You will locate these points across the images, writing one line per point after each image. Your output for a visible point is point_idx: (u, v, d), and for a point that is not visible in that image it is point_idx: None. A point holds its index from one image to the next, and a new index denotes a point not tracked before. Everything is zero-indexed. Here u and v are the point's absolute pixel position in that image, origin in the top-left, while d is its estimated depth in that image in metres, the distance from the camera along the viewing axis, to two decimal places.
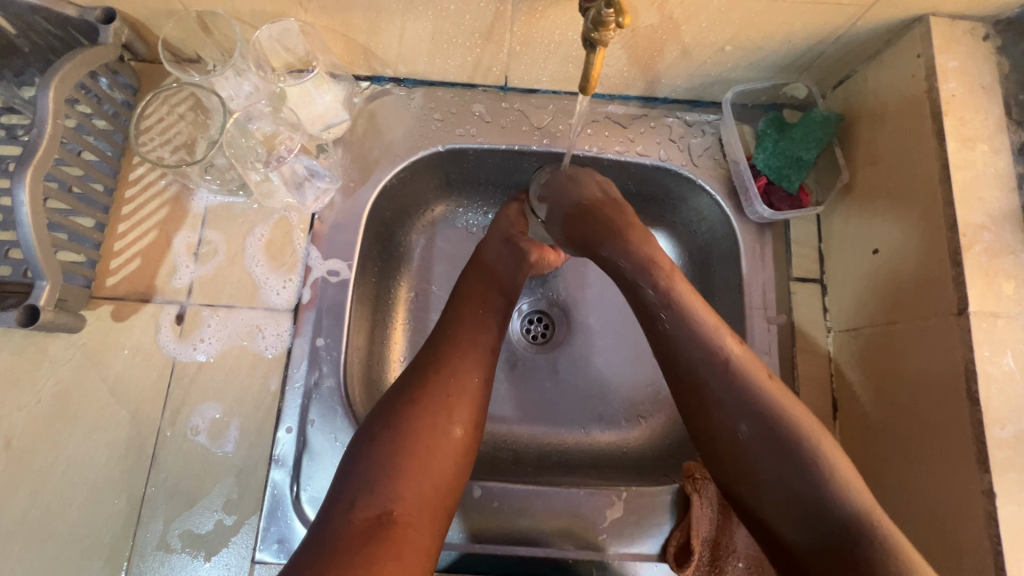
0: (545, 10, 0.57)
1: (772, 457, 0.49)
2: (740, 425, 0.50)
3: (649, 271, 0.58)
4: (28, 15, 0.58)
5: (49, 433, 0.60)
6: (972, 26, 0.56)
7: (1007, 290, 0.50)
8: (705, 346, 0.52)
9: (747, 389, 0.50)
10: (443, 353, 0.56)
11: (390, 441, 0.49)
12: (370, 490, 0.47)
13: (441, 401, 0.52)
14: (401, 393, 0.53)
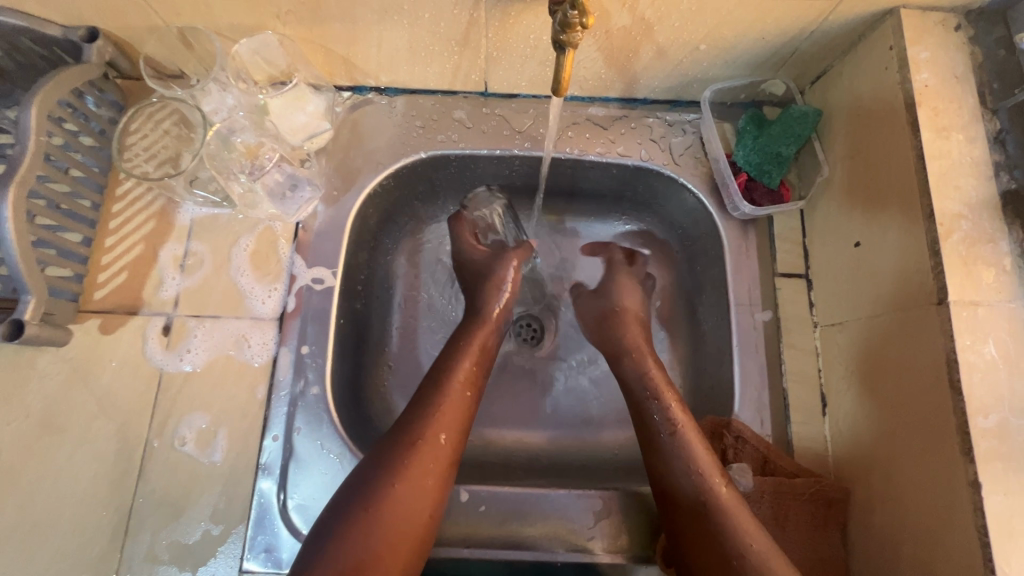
0: (518, 15, 0.58)
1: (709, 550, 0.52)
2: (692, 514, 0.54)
3: (653, 388, 0.62)
4: (14, 36, 0.60)
5: (36, 448, 0.60)
6: (943, 17, 0.57)
7: (987, 278, 0.50)
8: (686, 454, 0.57)
9: (719, 504, 0.54)
10: (419, 424, 0.55)
11: (366, 524, 0.49)
12: (338, 574, 0.47)
13: (416, 478, 0.52)
14: (377, 463, 0.53)
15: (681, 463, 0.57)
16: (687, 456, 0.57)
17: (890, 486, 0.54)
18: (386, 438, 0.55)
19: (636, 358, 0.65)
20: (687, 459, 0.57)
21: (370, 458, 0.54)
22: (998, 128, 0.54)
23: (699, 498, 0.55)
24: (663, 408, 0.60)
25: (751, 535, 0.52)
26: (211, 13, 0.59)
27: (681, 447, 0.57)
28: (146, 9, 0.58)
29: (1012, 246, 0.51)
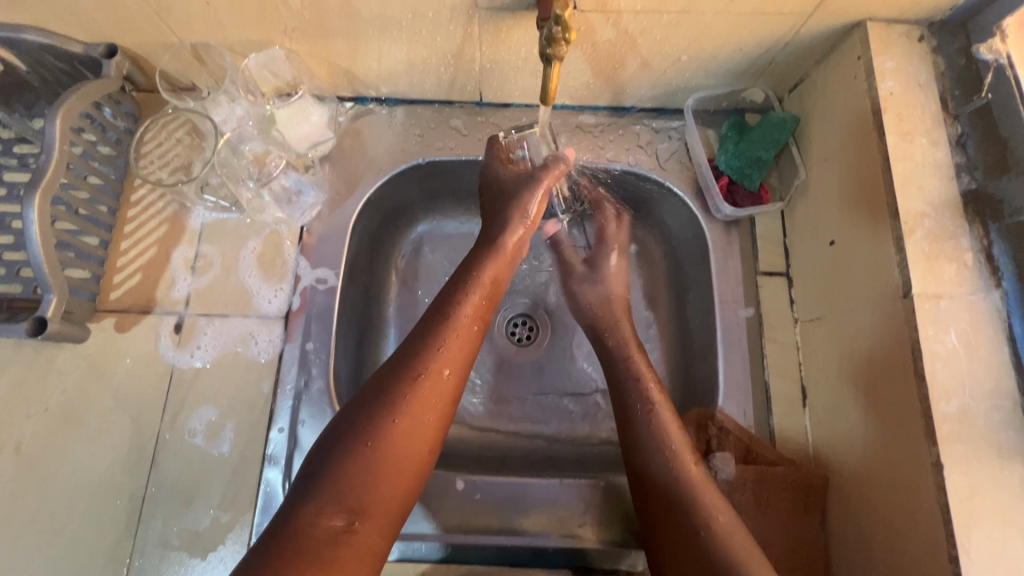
0: (509, 29, 0.62)
1: (667, 517, 0.55)
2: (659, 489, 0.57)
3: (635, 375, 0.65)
4: (38, 53, 0.64)
5: (55, 440, 0.64)
6: (907, 29, 0.60)
7: (948, 272, 0.53)
8: (659, 432, 0.60)
9: (686, 473, 0.57)
10: (422, 359, 0.54)
11: (366, 454, 0.49)
12: (337, 501, 0.46)
13: (415, 413, 0.52)
14: (375, 396, 0.52)
15: (653, 441, 0.59)
16: (661, 431, 0.60)
17: (863, 471, 0.57)
18: (385, 372, 0.54)
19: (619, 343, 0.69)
20: (659, 435, 0.60)
21: (368, 391, 0.53)
22: (959, 132, 0.57)
23: (665, 471, 0.57)
24: (646, 390, 0.64)
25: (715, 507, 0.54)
26: (223, 30, 0.63)
27: (656, 422, 0.60)
28: (163, 26, 0.63)
29: (972, 242, 0.54)
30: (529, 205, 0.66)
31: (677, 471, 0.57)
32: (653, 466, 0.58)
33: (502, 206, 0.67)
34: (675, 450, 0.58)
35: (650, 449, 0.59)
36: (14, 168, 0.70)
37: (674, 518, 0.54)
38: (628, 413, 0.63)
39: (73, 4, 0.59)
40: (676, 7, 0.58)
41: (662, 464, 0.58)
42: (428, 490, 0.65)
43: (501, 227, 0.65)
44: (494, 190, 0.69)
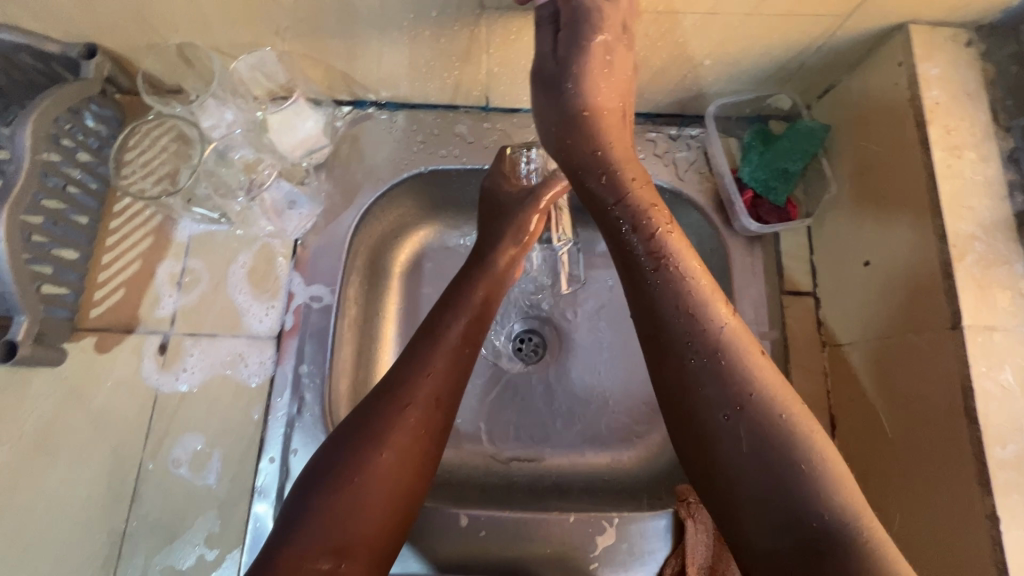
0: (520, 31, 0.57)
1: (744, 458, 0.44)
2: (719, 411, 0.45)
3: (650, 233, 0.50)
4: (12, 54, 0.59)
5: (28, 471, 0.59)
6: (953, 33, 0.56)
7: (1002, 302, 0.48)
8: (699, 314, 0.47)
9: (764, 421, 0.44)
10: (410, 384, 0.49)
11: (350, 490, 0.45)
12: (321, 542, 0.43)
13: (405, 444, 0.47)
14: (360, 426, 0.47)
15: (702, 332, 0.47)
16: (679, 282, 0.48)
17: (902, 514, 0.53)
18: (372, 395, 0.49)
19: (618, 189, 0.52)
20: (676, 295, 0.48)
21: (353, 418, 0.48)
22: (1011, 146, 0.53)
23: (732, 389, 0.45)
24: (658, 240, 0.50)
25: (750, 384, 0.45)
26: (210, 29, 0.58)
27: (667, 282, 0.48)
28: (144, 25, 0.58)
29: None
30: (526, 225, 0.63)
31: (748, 403, 0.45)
32: (706, 387, 0.46)
33: (498, 223, 0.63)
34: (724, 331, 0.47)
35: (702, 367, 0.46)
36: None
37: (736, 489, 0.44)
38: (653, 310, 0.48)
39: (45, 2, 0.54)
40: (703, 8, 0.53)
41: (730, 399, 0.45)
42: (429, 525, 0.61)
43: (495, 245, 0.61)
44: (491, 204, 0.65)
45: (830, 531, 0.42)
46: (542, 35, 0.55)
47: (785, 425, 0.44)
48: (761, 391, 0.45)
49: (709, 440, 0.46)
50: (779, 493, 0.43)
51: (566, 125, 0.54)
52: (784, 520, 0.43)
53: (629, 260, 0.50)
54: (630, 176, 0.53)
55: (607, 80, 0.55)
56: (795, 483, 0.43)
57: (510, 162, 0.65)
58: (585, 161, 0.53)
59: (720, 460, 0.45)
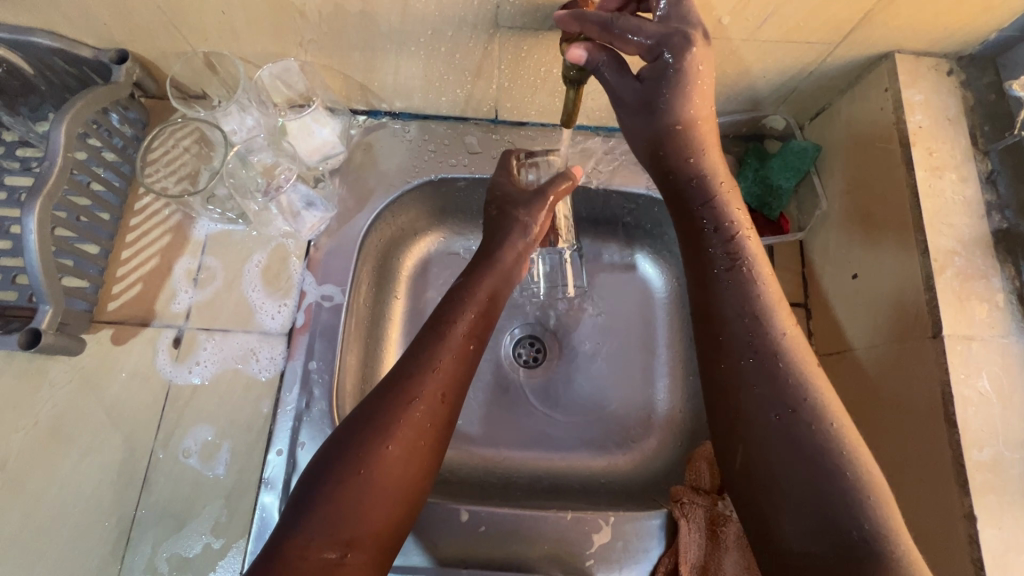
0: (531, 49, 0.61)
1: (783, 461, 0.46)
2: (771, 412, 0.48)
3: (734, 253, 0.53)
4: (48, 57, 0.63)
5: (42, 456, 0.61)
6: (935, 62, 0.60)
7: (980, 313, 0.51)
8: (762, 314, 0.51)
9: (808, 430, 0.46)
10: (417, 379, 0.51)
11: (358, 481, 0.46)
12: (328, 532, 0.45)
13: (412, 437, 0.49)
14: (367, 419, 0.49)
15: (758, 342, 0.50)
16: (746, 288, 0.52)
17: None
18: (379, 390, 0.51)
19: (710, 203, 0.55)
20: (743, 300, 0.52)
21: (360, 412, 0.50)
22: (989, 169, 0.56)
23: (784, 393, 0.48)
24: (737, 247, 0.53)
25: (805, 354, 0.50)
26: (239, 40, 0.62)
27: (739, 284, 0.52)
28: (176, 34, 0.61)
29: (1004, 283, 0.52)
30: (535, 219, 0.63)
31: (797, 414, 0.47)
32: (756, 388, 0.49)
33: (508, 220, 0.63)
34: (785, 339, 0.50)
35: (755, 370, 0.49)
36: (15, 172, 0.68)
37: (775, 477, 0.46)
38: (718, 308, 0.52)
39: (85, 9, 0.58)
40: (702, 33, 0.57)
41: (785, 401, 0.48)
42: (430, 519, 0.62)
43: (503, 242, 0.62)
44: (501, 202, 0.65)
45: (868, 543, 0.43)
46: (604, 76, 0.54)
47: (833, 437, 0.46)
48: (814, 396, 0.48)
49: (755, 447, 0.48)
50: (820, 492, 0.45)
51: (658, 141, 0.55)
52: (779, 467, 0.46)
53: (704, 260, 0.54)
54: (720, 180, 0.56)
55: (702, 94, 0.53)
56: (837, 485, 0.45)
57: (516, 167, 0.68)
58: (677, 166, 0.56)
59: (757, 461, 0.47)
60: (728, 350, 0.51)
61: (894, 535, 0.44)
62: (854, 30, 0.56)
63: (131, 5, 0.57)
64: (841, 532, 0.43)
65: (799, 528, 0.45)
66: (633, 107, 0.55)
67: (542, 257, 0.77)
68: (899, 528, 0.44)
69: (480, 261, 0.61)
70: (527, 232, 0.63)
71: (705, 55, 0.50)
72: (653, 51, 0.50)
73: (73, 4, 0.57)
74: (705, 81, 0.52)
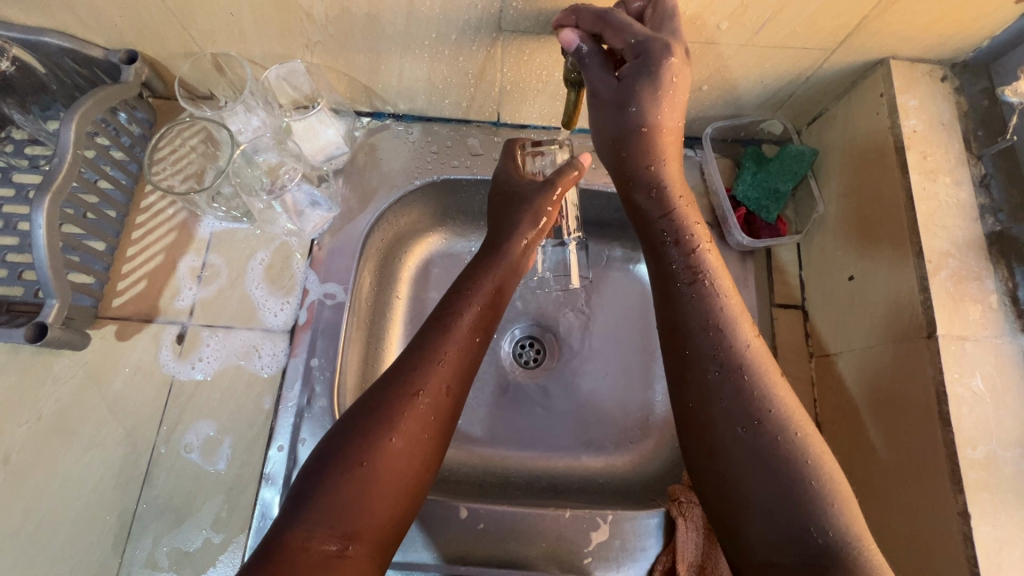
0: (532, 53, 0.62)
1: (751, 474, 0.46)
2: (737, 425, 0.48)
3: (695, 266, 0.54)
4: (58, 56, 0.64)
5: (46, 450, 0.62)
6: (930, 68, 0.61)
7: (973, 314, 0.52)
8: (724, 326, 0.51)
9: (776, 441, 0.47)
10: (420, 372, 0.52)
11: (361, 473, 0.47)
12: (330, 524, 0.45)
13: (415, 430, 0.50)
14: (370, 412, 0.50)
15: (724, 354, 0.50)
16: (708, 303, 0.52)
17: (881, 515, 0.55)
18: (383, 382, 0.52)
19: (668, 215, 0.56)
20: (706, 313, 0.52)
21: (363, 404, 0.51)
22: (983, 172, 0.57)
23: (749, 405, 0.48)
24: (699, 259, 0.54)
25: (768, 363, 0.50)
26: (246, 41, 0.63)
27: (701, 297, 0.52)
28: (185, 35, 0.62)
29: (997, 284, 0.53)
30: (542, 212, 0.63)
31: (763, 426, 0.47)
32: (722, 401, 0.49)
33: (514, 210, 0.63)
34: (749, 352, 0.50)
35: (721, 383, 0.49)
36: (25, 170, 0.70)
37: (744, 488, 0.46)
38: (682, 321, 0.52)
39: (96, 10, 0.59)
40: (701, 38, 0.58)
41: (750, 412, 0.48)
42: (429, 516, 0.63)
43: (508, 233, 0.62)
44: (505, 192, 0.65)
45: (834, 550, 0.44)
46: (586, 67, 0.56)
47: (798, 446, 0.47)
48: (779, 407, 0.48)
49: (724, 461, 0.48)
50: (789, 502, 0.45)
51: (624, 140, 0.57)
52: (748, 479, 0.46)
53: (665, 273, 0.55)
54: (679, 193, 0.57)
55: (671, 102, 0.55)
56: (803, 495, 0.45)
57: (522, 157, 0.68)
58: (639, 174, 0.57)
59: (726, 474, 0.47)
60: (694, 362, 0.51)
61: (863, 545, 0.44)
62: (849, 37, 0.57)
63: (142, 6, 0.58)
64: (806, 542, 0.44)
65: (765, 536, 0.45)
66: (607, 102, 0.56)
67: (546, 252, 0.75)
68: (863, 535, 0.45)
69: (484, 251, 0.62)
70: (532, 226, 0.62)
71: (683, 68, 0.53)
72: (634, 52, 0.52)
73: (85, 6, 0.58)
74: (677, 90, 0.54)
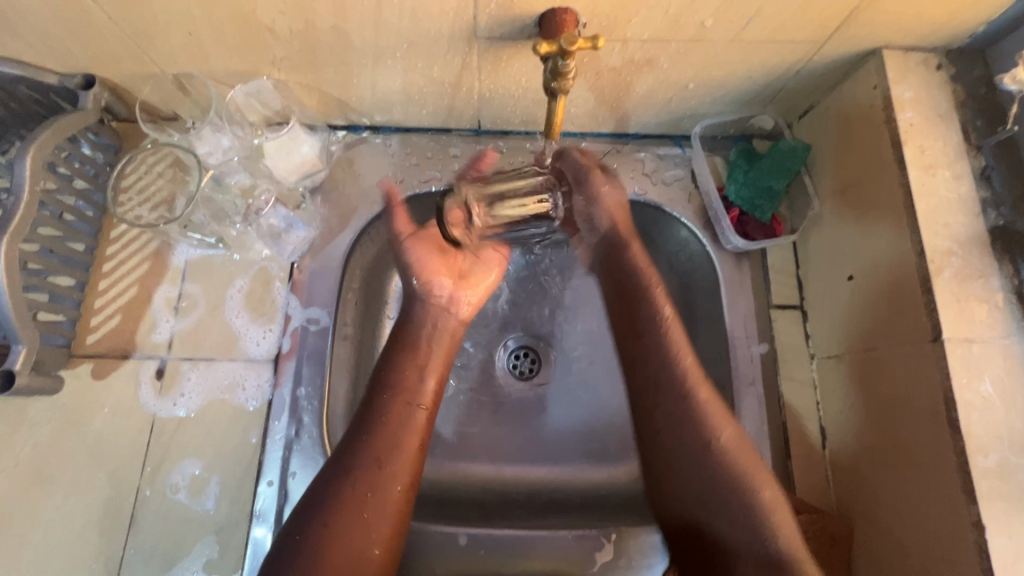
0: (510, 59, 0.59)
1: (681, 457, 0.54)
2: (665, 403, 0.56)
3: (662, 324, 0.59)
4: (11, 85, 0.60)
5: (24, 499, 0.59)
6: (925, 56, 0.58)
7: (979, 314, 0.50)
8: (670, 356, 0.57)
9: (708, 438, 0.54)
10: (353, 456, 0.51)
11: (306, 566, 0.46)
12: None
13: (351, 507, 0.49)
14: (310, 497, 0.50)
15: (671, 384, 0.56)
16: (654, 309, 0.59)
17: (892, 524, 0.54)
18: (322, 475, 0.51)
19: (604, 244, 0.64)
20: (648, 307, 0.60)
21: (309, 494, 0.51)
22: (983, 164, 0.55)
23: (675, 385, 0.56)
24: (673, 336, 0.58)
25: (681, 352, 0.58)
26: (208, 61, 0.60)
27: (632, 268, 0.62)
28: (143, 57, 0.59)
29: (1002, 282, 0.51)
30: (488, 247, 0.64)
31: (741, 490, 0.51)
32: (658, 393, 0.57)
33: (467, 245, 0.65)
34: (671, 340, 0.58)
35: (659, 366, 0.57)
36: None
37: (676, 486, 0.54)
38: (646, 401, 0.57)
39: (47, 37, 0.56)
40: (686, 36, 0.55)
41: (680, 404, 0.55)
42: (427, 546, 0.61)
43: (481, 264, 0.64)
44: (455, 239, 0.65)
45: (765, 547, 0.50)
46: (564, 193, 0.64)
47: (701, 424, 0.54)
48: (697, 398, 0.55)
49: (672, 470, 0.55)
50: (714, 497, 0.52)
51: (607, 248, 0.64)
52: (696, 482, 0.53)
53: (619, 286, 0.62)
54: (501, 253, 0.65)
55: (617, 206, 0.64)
56: (722, 480, 0.52)
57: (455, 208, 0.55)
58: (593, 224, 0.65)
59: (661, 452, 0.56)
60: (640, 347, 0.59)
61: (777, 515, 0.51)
62: (841, 27, 0.55)
63: (92, 28, 0.55)
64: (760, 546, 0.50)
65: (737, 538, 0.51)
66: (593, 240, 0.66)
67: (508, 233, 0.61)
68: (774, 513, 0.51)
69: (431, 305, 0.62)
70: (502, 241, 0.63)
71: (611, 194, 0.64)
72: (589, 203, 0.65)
73: (31, 30, 0.55)
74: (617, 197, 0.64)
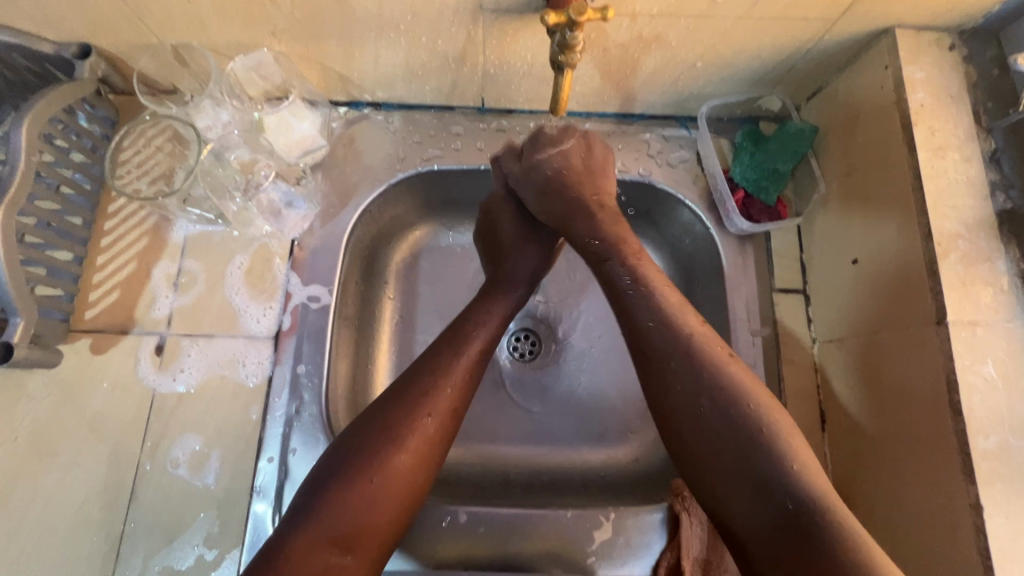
0: (516, 33, 0.58)
1: (709, 443, 0.48)
2: (698, 396, 0.49)
3: (668, 320, 0.52)
4: (6, 54, 0.58)
5: (24, 472, 0.59)
6: (937, 37, 0.57)
7: (985, 298, 0.50)
8: (684, 343, 0.51)
9: (733, 413, 0.48)
10: (427, 391, 0.51)
11: (371, 487, 0.46)
12: (333, 535, 0.44)
13: (409, 438, 0.49)
14: (372, 418, 0.50)
15: (686, 372, 0.50)
16: (654, 303, 0.53)
17: (890, 506, 0.54)
18: (387, 398, 0.51)
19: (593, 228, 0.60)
20: (649, 306, 0.53)
21: (363, 419, 0.50)
22: (993, 148, 0.55)
23: (697, 375, 0.49)
24: (684, 338, 0.51)
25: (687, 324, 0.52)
26: (207, 31, 0.58)
27: (644, 295, 0.54)
28: (140, 25, 0.58)
29: (1008, 265, 0.51)
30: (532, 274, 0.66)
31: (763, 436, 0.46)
32: (679, 388, 0.49)
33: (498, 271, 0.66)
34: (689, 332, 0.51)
35: (680, 362, 0.50)
36: None
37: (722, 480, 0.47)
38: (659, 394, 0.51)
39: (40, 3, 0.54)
40: (696, 11, 0.54)
41: (709, 384, 0.49)
42: (427, 521, 0.61)
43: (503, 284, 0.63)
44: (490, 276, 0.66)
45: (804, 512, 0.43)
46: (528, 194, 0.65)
47: (726, 399, 0.48)
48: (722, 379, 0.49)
49: (702, 460, 0.48)
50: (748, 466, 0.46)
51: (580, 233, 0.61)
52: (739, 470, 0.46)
53: (610, 282, 0.56)
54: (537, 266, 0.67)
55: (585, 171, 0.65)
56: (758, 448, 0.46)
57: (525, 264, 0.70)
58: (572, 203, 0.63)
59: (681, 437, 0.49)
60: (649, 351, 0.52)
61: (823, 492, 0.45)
62: (853, 5, 0.54)
63: None
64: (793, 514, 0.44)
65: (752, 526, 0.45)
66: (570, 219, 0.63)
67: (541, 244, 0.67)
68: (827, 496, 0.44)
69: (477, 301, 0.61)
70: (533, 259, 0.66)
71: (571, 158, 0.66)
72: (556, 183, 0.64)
73: None
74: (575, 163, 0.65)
